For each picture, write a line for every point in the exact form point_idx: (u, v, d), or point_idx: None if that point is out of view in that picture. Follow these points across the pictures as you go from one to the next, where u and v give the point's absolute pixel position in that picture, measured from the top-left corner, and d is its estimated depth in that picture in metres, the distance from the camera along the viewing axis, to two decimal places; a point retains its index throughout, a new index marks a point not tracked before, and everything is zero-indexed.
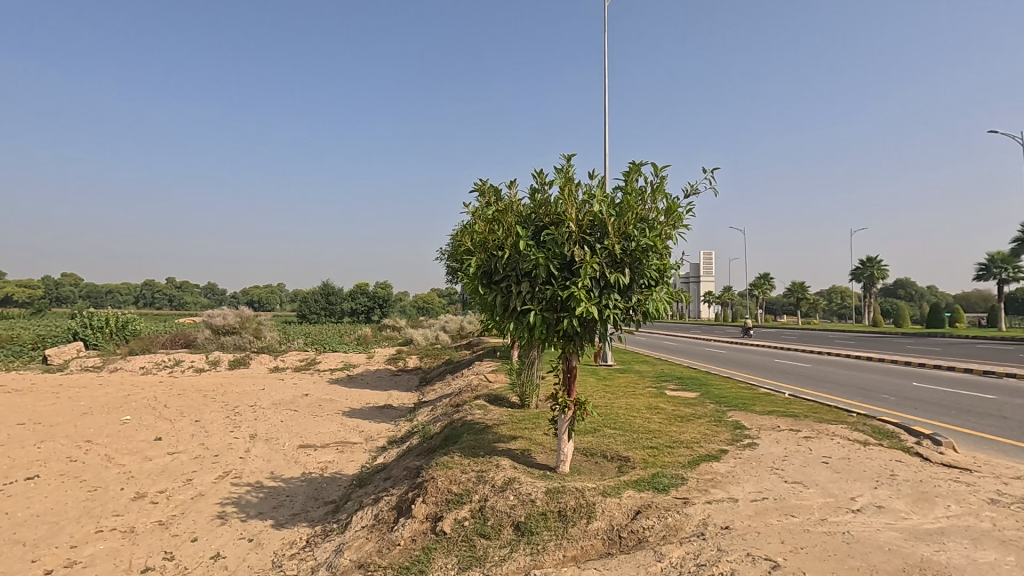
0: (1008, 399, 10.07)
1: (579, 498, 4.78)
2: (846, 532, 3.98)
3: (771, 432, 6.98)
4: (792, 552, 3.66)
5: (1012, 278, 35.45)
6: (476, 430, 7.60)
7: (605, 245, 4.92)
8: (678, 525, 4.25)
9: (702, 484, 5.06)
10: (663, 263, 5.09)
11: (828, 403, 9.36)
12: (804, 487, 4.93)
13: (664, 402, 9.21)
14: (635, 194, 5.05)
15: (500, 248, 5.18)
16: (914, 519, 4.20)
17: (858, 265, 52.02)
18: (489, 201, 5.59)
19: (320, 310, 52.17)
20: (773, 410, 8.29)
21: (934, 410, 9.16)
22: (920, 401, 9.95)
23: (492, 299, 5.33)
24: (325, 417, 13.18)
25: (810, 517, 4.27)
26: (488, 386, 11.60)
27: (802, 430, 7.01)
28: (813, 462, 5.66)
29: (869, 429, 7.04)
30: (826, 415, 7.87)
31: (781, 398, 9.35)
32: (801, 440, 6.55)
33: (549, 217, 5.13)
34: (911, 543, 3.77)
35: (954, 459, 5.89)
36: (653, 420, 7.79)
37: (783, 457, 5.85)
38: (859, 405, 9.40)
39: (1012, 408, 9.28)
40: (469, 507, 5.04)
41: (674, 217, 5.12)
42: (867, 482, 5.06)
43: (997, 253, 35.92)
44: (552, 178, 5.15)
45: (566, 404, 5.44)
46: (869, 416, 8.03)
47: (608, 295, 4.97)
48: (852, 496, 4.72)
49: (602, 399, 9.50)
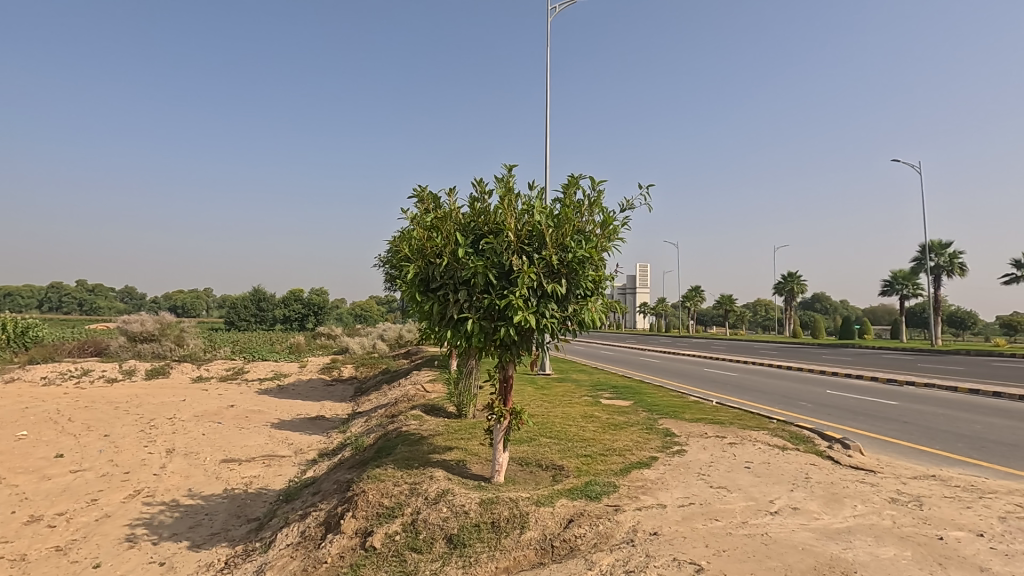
0: (907, 405, 11.02)
1: (513, 508, 4.76)
2: (765, 534, 4.17)
3: (699, 438, 7.26)
4: (715, 556, 3.79)
5: (913, 294, 38.77)
6: (410, 441, 7.43)
7: (543, 255, 4.95)
8: (609, 533, 4.31)
9: (633, 491, 5.17)
10: (600, 275, 5.24)
11: (751, 410, 9.83)
12: (727, 492, 5.14)
13: (599, 409, 9.40)
14: (573, 208, 5.13)
15: (438, 256, 5.15)
16: (825, 519, 4.47)
17: (780, 280, 55.40)
18: (427, 208, 5.49)
19: (250, 316, 50.39)
20: (702, 418, 8.58)
21: (846, 416, 9.86)
22: (833, 408, 10.67)
23: (429, 307, 5.26)
24: (252, 429, 12.54)
25: (733, 520, 4.44)
26: (426, 396, 11.37)
27: (727, 436, 7.34)
28: (736, 467, 5.93)
29: (787, 435, 7.45)
30: (748, 422, 8.29)
31: (709, 406, 9.74)
32: (726, 446, 6.85)
33: (489, 226, 5.15)
34: (822, 543, 4.00)
35: (861, 462, 6.33)
36: (588, 428, 7.93)
37: (709, 463, 6.09)
38: (780, 413, 9.91)
39: (912, 413, 10.09)
40: (401, 521, 4.90)
41: (609, 230, 5.26)
42: (785, 485, 5.34)
43: (899, 271, 39.30)
44: (493, 186, 5.17)
45: (502, 413, 5.45)
46: (787, 422, 8.52)
47: (546, 304, 5.01)
48: (771, 499, 4.97)
49: (540, 408, 9.54)
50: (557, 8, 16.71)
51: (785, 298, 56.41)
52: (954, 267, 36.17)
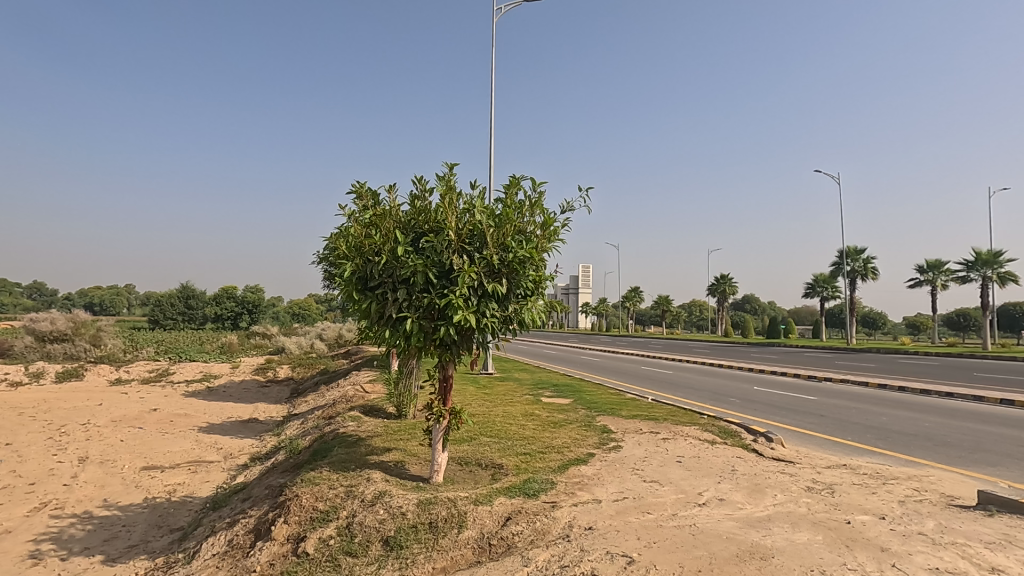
0: (825, 400, 11.81)
1: (451, 508, 4.75)
2: (693, 524, 4.36)
3: (635, 434, 7.50)
4: (646, 547, 3.93)
5: (831, 296, 41.56)
6: (348, 443, 7.25)
7: (484, 254, 4.95)
8: (546, 529, 4.38)
9: (570, 487, 5.28)
10: (540, 275, 5.32)
11: (684, 406, 10.24)
12: (659, 485, 5.34)
13: (539, 408, 9.52)
14: (514, 208, 5.16)
15: (377, 254, 5.06)
16: (747, 508, 4.73)
17: (713, 282, 57.97)
18: (366, 204, 5.37)
19: (177, 315, 47.57)
20: (638, 414, 8.86)
21: (770, 410, 10.45)
22: (759, 403, 11.29)
23: (367, 306, 5.16)
24: (177, 434, 11.85)
25: (664, 513, 4.62)
26: (365, 397, 11.13)
27: (661, 432, 7.63)
28: (669, 462, 6.17)
29: (716, 430, 7.82)
30: (681, 418, 8.64)
31: (645, 403, 10.07)
32: (660, 441, 7.12)
33: (429, 224, 5.10)
34: (744, 531, 4.23)
35: (782, 453, 6.74)
36: (528, 426, 8.02)
37: (643, 458, 6.31)
38: (711, 408, 10.38)
39: (829, 408, 10.82)
40: (335, 525, 4.78)
41: (550, 231, 5.33)
42: (713, 477, 5.61)
43: (820, 274, 42.04)
44: (435, 184, 5.12)
45: (441, 413, 5.43)
46: (717, 417, 8.95)
47: (486, 303, 5.02)
48: (699, 491, 5.20)
49: (481, 407, 9.56)
50: (503, 8, 16.74)
51: (718, 299, 59.07)
52: (869, 271, 39.06)
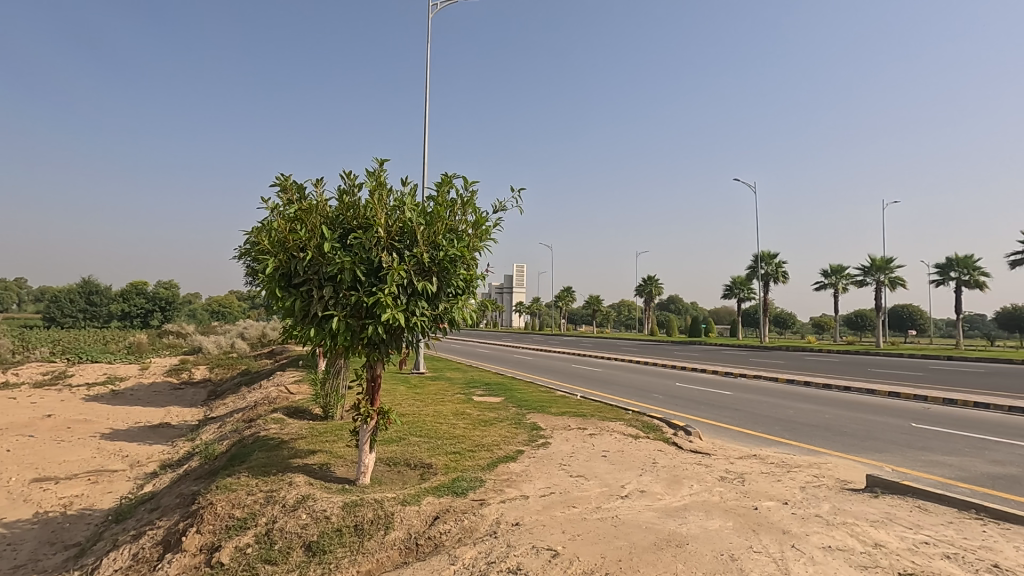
0: (740, 394, 12.59)
1: (378, 510, 4.67)
2: (615, 516, 4.53)
3: (563, 431, 7.68)
4: (570, 540, 4.04)
5: (747, 297, 44.30)
6: (269, 447, 6.95)
7: (414, 252, 4.90)
8: (474, 526, 4.40)
9: (499, 484, 5.33)
10: (471, 274, 5.33)
11: (611, 402, 10.59)
12: (585, 480, 5.50)
13: (470, 407, 9.52)
14: (446, 206, 5.13)
15: (302, 250, 4.89)
16: (666, 499, 4.97)
17: (641, 282, 60.24)
18: (291, 198, 5.16)
19: (77, 312, 43.57)
20: (566, 411, 9.06)
21: (690, 405, 11.01)
22: (681, 399, 11.86)
23: (291, 303, 4.98)
24: (75, 442, 10.87)
25: (588, 506, 4.77)
26: (290, 398, 10.70)
27: (588, 428, 7.85)
28: (594, 456, 6.37)
29: (639, 424, 8.15)
30: (608, 414, 8.94)
31: (574, 400, 10.32)
32: (587, 437, 7.33)
33: (358, 221, 4.98)
34: (662, 520, 4.44)
35: (699, 446, 7.13)
36: (458, 425, 8.01)
37: (570, 453, 6.47)
38: (636, 404, 10.80)
39: (743, 402, 11.54)
40: (253, 532, 4.57)
41: (481, 230, 5.36)
42: (635, 470, 5.85)
43: (737, 277, 44.72)
44: (364, 180, 5.01)
45: (369, 414, 5.31)
46: (641, 412, 9.32)
47: (415, 302, 4.97)
48: (622, 484, 5.41)
49: (411, 407, 9.44)
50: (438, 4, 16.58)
51: (645, 299, 61.44)
52: (780, 274, 41.97)
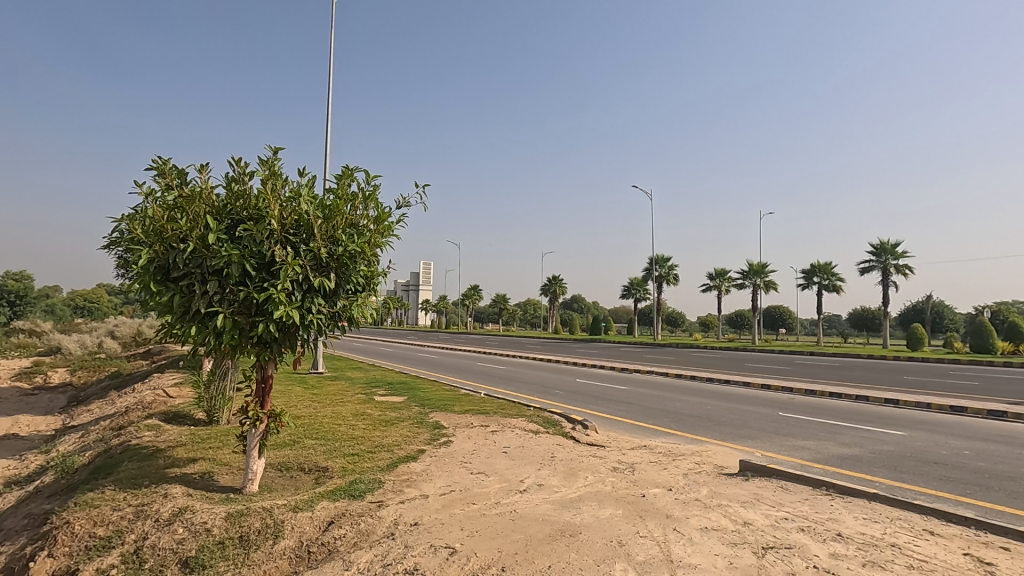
0: (633, 389, 13.34)
1: (266, 518, 4.41)
2: (513, 510, 4.63)
3: (465, 429, 7.71)
4: (468, 537, 4.07)
5: (643, 298, 47.03)
6: (141, 456, 6.31)
7: (310, 247, 4.69)
8: (370, 529, 4.29)
9: (398, 485, 5.24)
10: (372, 271, 5.19)
11: (514, 399, 10.77)
12: (485, 476, 5.57)
13: (371, 407, 9.25)
14: (346, 200, 4.95)
15: (182, 241, 4.49)
16: (562, 491, 5.16)
17: (545, 282, 61.90)
18: (170, 183, 4.71)
19: None
20: (469, 409, 9.09)
21: (589, 400, 11.49)
22: (580, 394, 12.34)
23: (168, 299, 4.55)
24: None
25: (487, 502, 4.83)
26: (167, 402, 9.78)
27: (490, 425, 7.94)
28: (495, 453, 6.46)
29: (540, 420, 8.37)
30: (510, 410, 9.09)
31: (477, 397, 10.39)
32: (489, 434, 7.41)
33: (248, 211, 4.66)
34: (558, 511, 4.61)
35: (595, 439, 7.46)
36: (357, 426, 7.76)
37: (472, 451, 6.52)
38: (538, 400, 11.08)
39: (636, 396, 12.24)
40: (119, 552, 4.13)
41: (383, 226, 5.23)
42: (534, 465, 6.01)
43: (634, 279, 47.32)
44: (256, 168, 4.71)
45: (258, 417, 4.99)
46: (542, 408, 9.57)
47: (311, 298, 4.75)
48: (521, 478, 5.54)
49: (307, 409, 9.01)
50: None
51: (549, 298, 63.16)
52: (672, 276, 45.01)
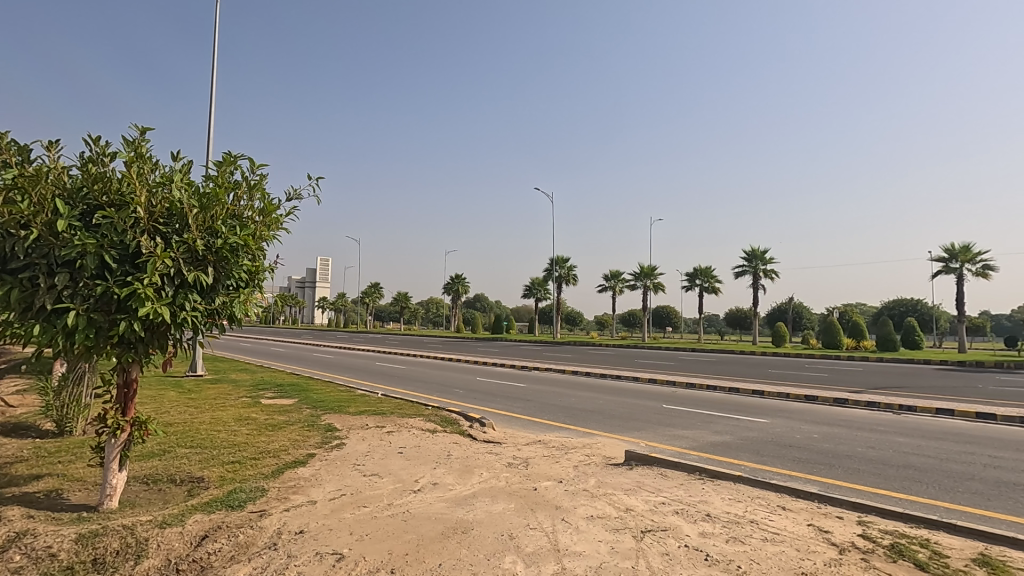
0: (532, 386, 13.67)
1: (126, 537, 3.98)
2: (406, 511, 4.56)
3: (359, 431, 7.47)
4: (357, 541, 3.95)
5: (544, 297, 48.35)
6: None
7: (184, 238, 4.30)
8: (250, 541, 4.02)
9: (283, 492, 4.96)
10: (257, 266, 4.86)
11: (412, 399, 10.61)
12: (378, 478, 5.43)
13: (257, 410, 8.67)
14: (227, 188, 4.60)
15: (23, 227, 3.93)
16: (457, 488, 5.17)
17: (448, 281, 61.58)
18: (7, 160, 4.10)
19: None
20: (365, 410, 8.82)
21: (488, 398, 11.60)
22: (480, 392, 12.42)
23: (3, 293, 3.96)
24: None
25: (379, 504, 4.72)
26: (6, 412, 8.50)
27: (386, 426, 7.76)
28: (390, 454, 6.33)
29: (438, 419, 8.32)
30: (407, 410, 8.95)
31: (374, 398, 10.10)
32: (384, 435, 7.24)
33: (109, 197, 4.18)
34: (451, 509, 4.61)
35: (492, 436, 7.55)
36: (239, 432, 7.24)
37: (365, 453, 6.33)
38: (437, 399, 11.00)
39: (534, 393, 12.56)
40: None
41: (270, 218, 4.93)
42: (429, 464, 5.97)
43: (536, 279, 48.50)
44: (118, 149, 4.24)
45: (118, 425, 4.49)
46: (440, 407, 9.52)
47: (184, 294, 4.35)
48: (416, 478, 5.47)
49: (182, 415, 8.25)
50: None
51: (452, 297, 62.90)
52: (571, 277, 46.72)
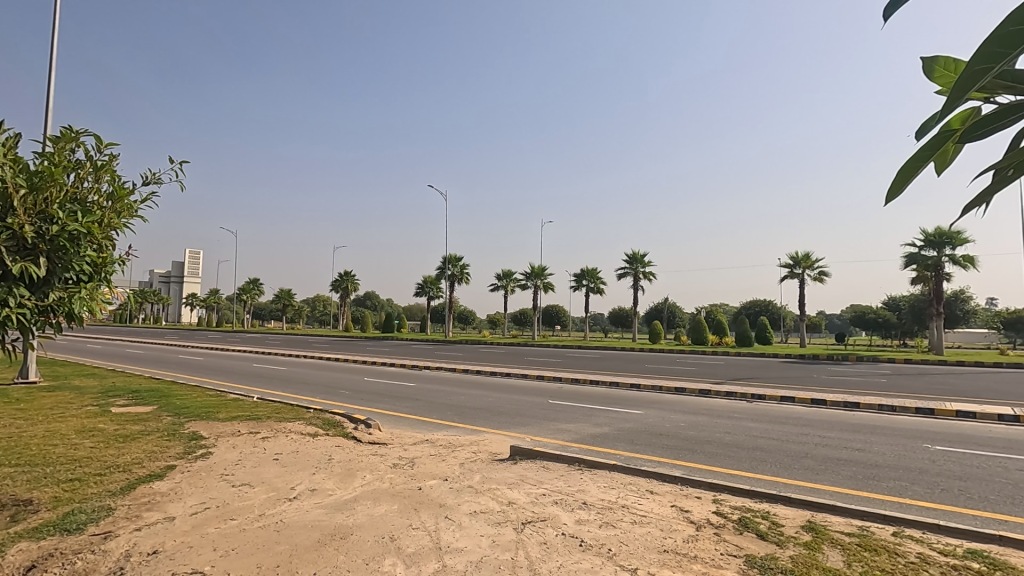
0: (421, 385, 13.50)
1: None
2: (279, 521, 4.30)
3: (229, 438, 6.90)
4: (221, 558, 3.65)
5: (436, 296, 47.94)
6: None
7: (7, 223, 3.68)
8: (90, 568, 3.56)
9: (134, 510, 4.45)
10: (104, 257, 4.28)
11: (292, 402, 10.00)
12: (249, 488, 5.06)
13: (105, 420, 7.68)
14: (66, 167, 4.02)
15: None
16: (336, 493, 4.96)
17: (335, 277, 58.87)
18: None
19: None
20: (237, 416, 8.16)
21: (374, 399, 11.26)
22: (366, 393, 12.02)
23: None
24: None
25: (249, 516, 4.40)
26: None
27: (260, 432, 7.25)
28: (264, 461, 5.92)
29: (319, 422, 7.93)
30: (286, 414, 8.42)
31: (248, 402, 9.39)
32: (258, 441, 6.76)
33: None
34: (330, 515, 4.42)
35: (377, 437, 7.35)
36: (82, 445, 6.37)
37: (235, 461, 5.87)
38: (319, 402, 10.47)
39: (423, 392, 12.41)
40: None
41: (121, 204, 4.38)
42: (307, 470, 5.67)
43: (428, 277, 47.95)
44: None
45: None
46: (323, 410, 9.08)
47: (7, 288, 3.73)
48: (292, 485, 5.17)
49: (6, 428, 7.08)
50: None
51: (339, 295, 60.22)
52: (464, 275, 46.80)
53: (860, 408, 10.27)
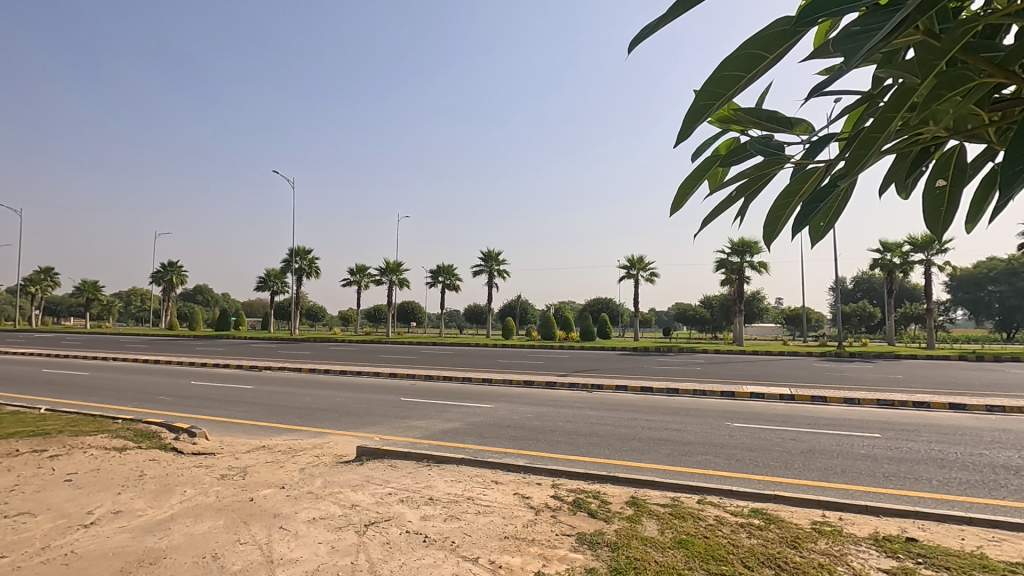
0: (260, 387, 12.41)
1: None
2: (69, 553, 3.65)
3: (2, 459, 5.69)
4: None
5: (281, 291, 44.45)
6: None
7: None
8: None
9: None
10: None
11: (93, 412, 8.55)
12: (29, 517, 4.23)
13: None
14: None
15: None
16: (148, 514, 4.36)
17: (157, 268, 51.65)
18: None
19: None
20: (15, 432, 6.77)
21: (202, 404, 10.09)
22: (192, 398, 10.72)
23: None
24: None
25: (27, 550, 3.68)
26: None
27: (48, 450, 6.09)
28: (51, 484, 4.99)
29: (129, 435, 6.89)
30: (84, 427, 7.18)
31: (32, 415, 7.83)
32: (44, 461, 5.68)
33: None
34: (138, 539, 3.88)
35: (203, 447, 6.60)
36: None
37: (10, 487, 4.86)
38: (131, 411, 9.09)
39: (262, 395, 11.43)
40: None
41: None
42: (110, 490, 4.90)
43: (272, 270, 44.26)
44: None
45: None
46: (134, 420, 7.91)
47: None
48: (88, 509, 4.43)
49: None
50: None
51: (163, 288, 52.99)
52: (313, 269, 44.05)
53: (679, 393, 11.69)
